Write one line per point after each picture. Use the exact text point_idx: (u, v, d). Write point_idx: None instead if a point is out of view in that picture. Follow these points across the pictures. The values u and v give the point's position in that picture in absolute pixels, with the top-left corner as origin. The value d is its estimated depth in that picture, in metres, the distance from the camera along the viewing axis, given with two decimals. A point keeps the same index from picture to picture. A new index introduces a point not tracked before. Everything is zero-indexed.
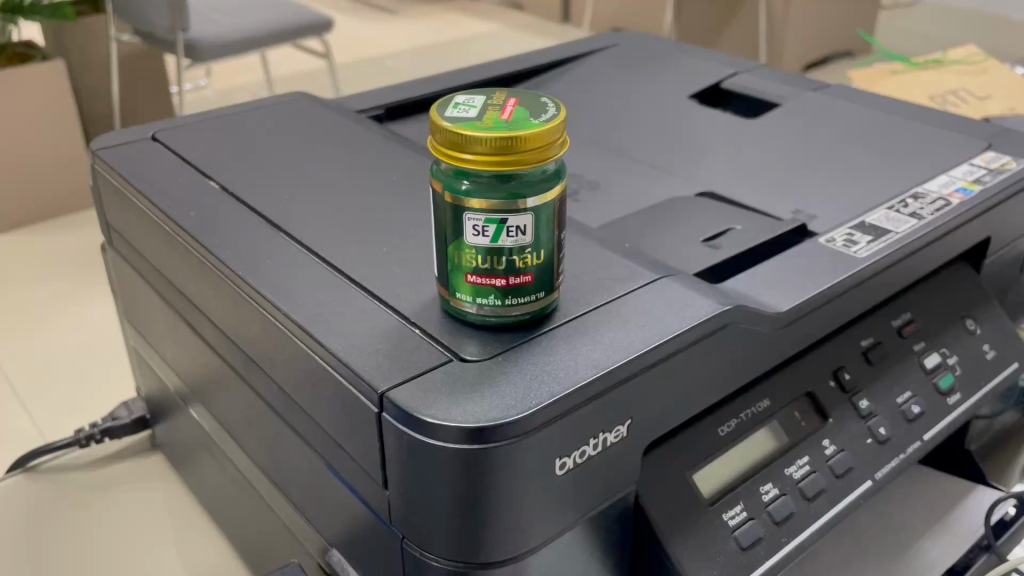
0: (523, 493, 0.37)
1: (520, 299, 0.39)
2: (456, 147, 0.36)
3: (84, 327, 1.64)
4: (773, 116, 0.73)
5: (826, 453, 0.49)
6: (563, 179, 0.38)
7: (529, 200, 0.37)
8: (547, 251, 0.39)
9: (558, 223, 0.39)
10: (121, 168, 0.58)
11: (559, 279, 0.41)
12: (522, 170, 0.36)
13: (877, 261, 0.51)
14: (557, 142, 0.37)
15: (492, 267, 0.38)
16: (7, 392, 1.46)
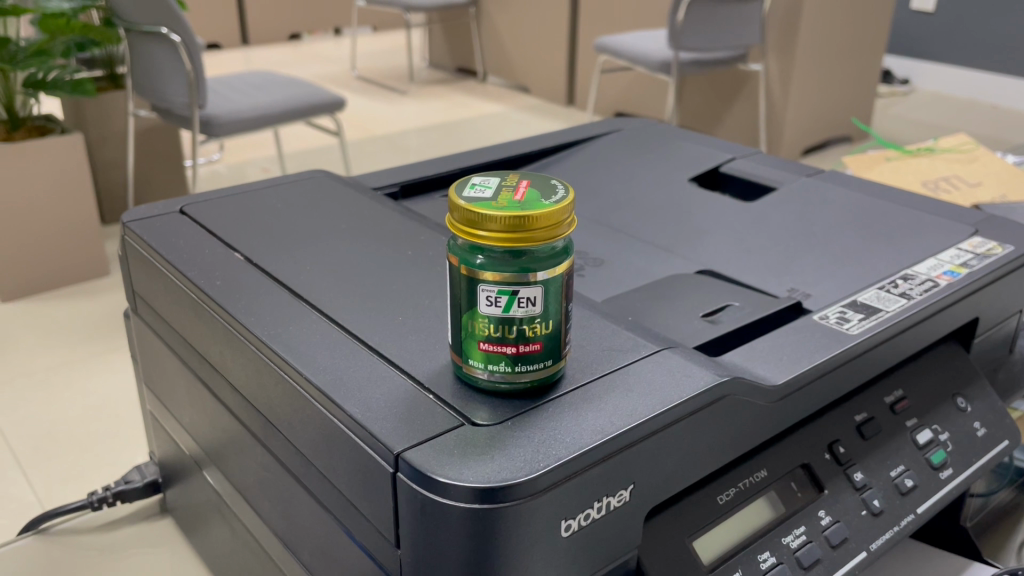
0: (528, 553, 0.39)
1: (527, 366, 0.42)
2: (471, 223, 0.39)
3: (89, 398, 1.67)
4: (770, 200, 0.76)
5: (822, 523, 0.50)
6: (571, 253, 0.41)
7: (539, 273, 0.40)
8: (555, 321, 0.41)
9: (566, 293, 0.41)
10: (150, 238, 0.61)
11: (566, 349, 0.43)
12: (533, 246, 0.39)
13: (868, 337, 0.53)
14: (564, 221, 0.40)
15: (503, 335, 0.40)
16: (10, 460, 1.48)
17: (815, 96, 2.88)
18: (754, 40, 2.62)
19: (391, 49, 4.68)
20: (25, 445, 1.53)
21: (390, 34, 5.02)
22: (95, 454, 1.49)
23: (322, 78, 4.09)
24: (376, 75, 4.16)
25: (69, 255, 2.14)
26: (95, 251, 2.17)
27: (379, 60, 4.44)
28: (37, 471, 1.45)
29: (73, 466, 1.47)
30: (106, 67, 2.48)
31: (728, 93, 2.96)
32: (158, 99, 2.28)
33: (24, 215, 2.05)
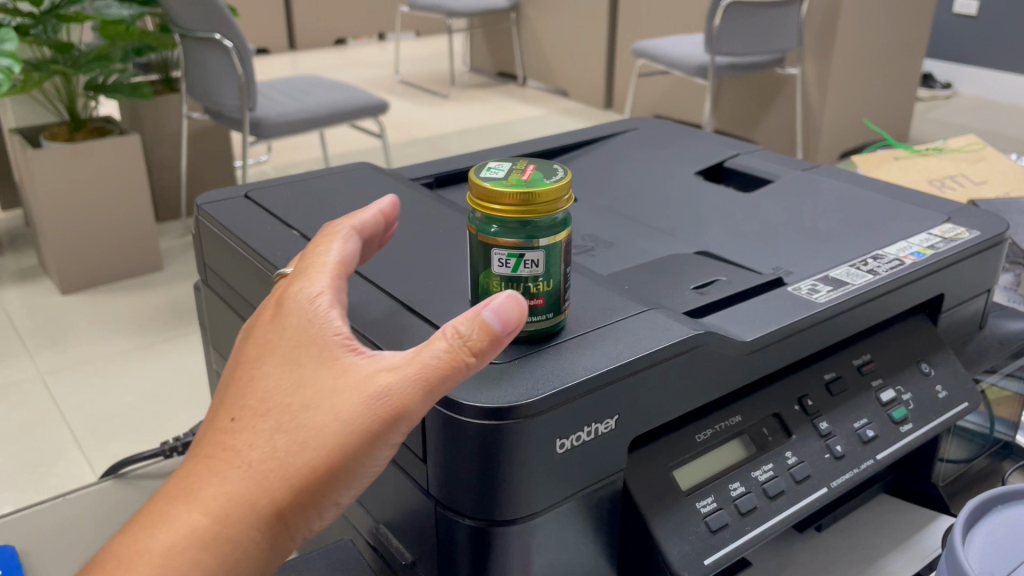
0: (529, 464, 0.49)
1: (532, 318, 0.51)
2: (486, 200, 0.49)
3: (144, 384, 1.80)
4: (766, 191, 0.85)
5: (788, 462, 0.58)
6: (569, 224, 0.50)
7: (541, 240, 0.49)
8: (555, 280, 0.50)
9: (566, 257, 0.51)
10: (221, 218, 0.72)
11: (565, 305, 0.52)
12: (536, 217, 0.49)
13: (833, 305, 0.62)
14: (564, 197, 0.49)
15: (512, 291, 0.50)
16: (70, 440, 1.62)
17: (849, 101, 2.92)
18: (790, 45, 2.68)
19: (434, 54, 4.80)
20: (85, 427, 1.65)
21: (433, 40, 5.14)
22: (153, 434, 1.62)
23: (366, 82, 4.22)
24: (419, 80, 4.28)
25: (126, 250, 2.27)
26: (150, 247, 2.31)
27: (423, 65, 4.56)
28: (99, 451, 1.58)
29: (130, 445, 1.59)
30: (162, 71, 2.63)
31: (763, 97, 3.02)
32: (212, 102, 2.41)
33: (86, 211, 2.20)
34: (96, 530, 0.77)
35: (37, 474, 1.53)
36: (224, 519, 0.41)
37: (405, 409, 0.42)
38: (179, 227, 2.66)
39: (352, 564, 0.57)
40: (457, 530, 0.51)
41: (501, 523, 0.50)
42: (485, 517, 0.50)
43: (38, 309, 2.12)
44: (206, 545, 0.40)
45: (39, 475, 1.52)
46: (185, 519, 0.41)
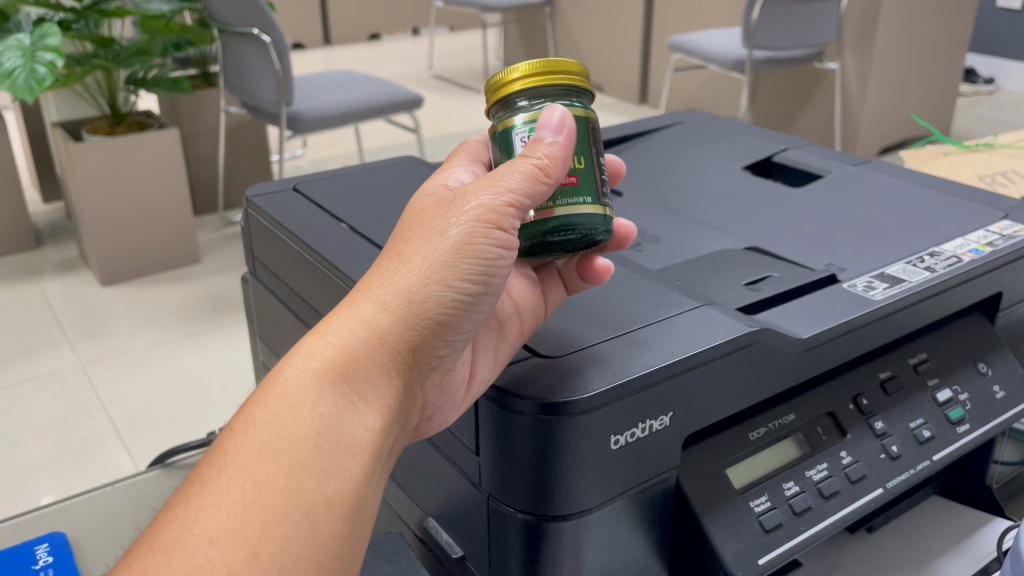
0: (584, 459, 0.49)
1: (567, 199, 0.49)
2: (503, 84, 0.50)
3: (182, 375, 1.82)
4: (817, 186, 0.83)
5: (843, 462, 0.57)
6: (591, 113, 0.51)
7: (563, 109, 0.49)
8: (584, 160, 0.50)
9: (592, 142, 0.50)
10: (272, 211, 0.72)
11: (604, 199, 0.51)
12: (554, 88, 0.49)
13: (890, 302, 0.61)
14: (579, 74, 0.50)
15: None
16: (109, 429, 1.65)
17: (890, 97, 2.87)
18: (830, 39, 2.64)
19: (467, 49, 4.80)
20: (124, 418, 1.67)
21: (467, 34, 5.15)
22: (190, 425, 1.64)
23: (401, 77, 4.23)
24: (452, 75, 4.29)
25: (163, 243, 2.30)
26: (187, 241, 2.33)
27: (457, 60, 4.57)
28: (137, 441, 1.60)
29: (168, 436, 1.61)
30: (200, 66, 2.67)
31: (802, 93, 2.98)
32: (250, 96, 2.43)
33: (125, 204, 2.23)
34: (144, 520, 0.78)
35: (77, 462, 1.55)
36: (335, 343, 0.44)
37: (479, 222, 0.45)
38: (215, 220, 2.69)
39: (402, 556, 0.58)
40: (511, 525, 0.51)
41: (555, 517, 0.50)
42: (540, 510, 0.50)
43: (78, 300, 2.16)
44: (315, 363, 0.43)
45: (79, 464, 1.54)
46: (296, 351, 0.44)
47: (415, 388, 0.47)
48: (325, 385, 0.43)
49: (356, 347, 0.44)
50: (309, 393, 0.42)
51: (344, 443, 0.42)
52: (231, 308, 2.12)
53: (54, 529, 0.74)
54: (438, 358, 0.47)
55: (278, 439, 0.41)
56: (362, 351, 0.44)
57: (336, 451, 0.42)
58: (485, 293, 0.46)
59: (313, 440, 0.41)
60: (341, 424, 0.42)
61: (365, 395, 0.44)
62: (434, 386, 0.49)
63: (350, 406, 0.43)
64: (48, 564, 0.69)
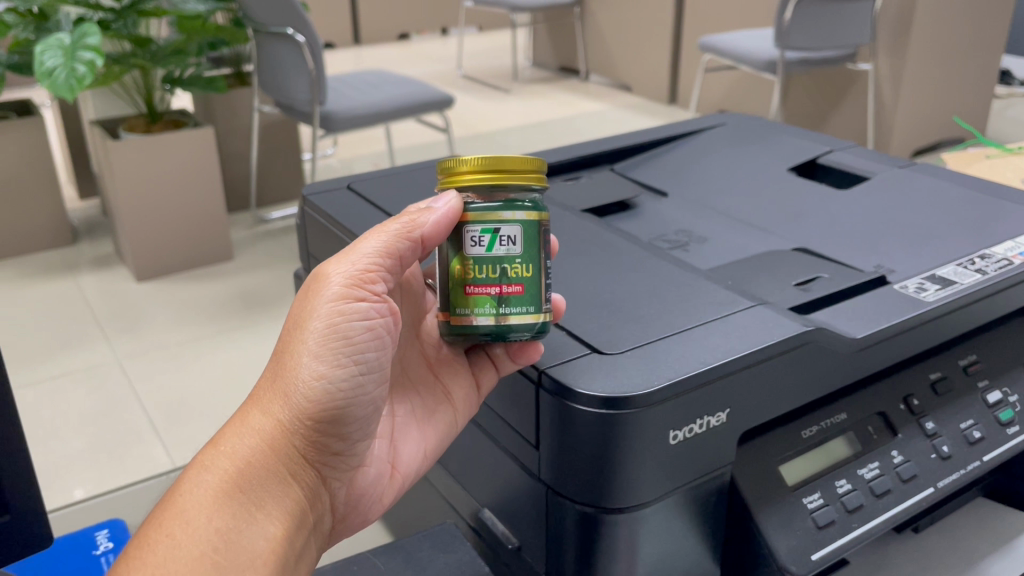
0: (644, 453, 0.50)
1: (512, 308, 0.49)
2: (455, 174, 0.50)
3: (215, 371, 1.85)
4: (863, 188, 0.84)
5: (894, 461, 0.58)
6: (544, 209, 0.50)
7: (517, 213, 0.49)
8: (532, 267, 0.49)
9: (542, 246, 0.50)
10: (329, 209, 0.74)
11: (547, 305, 0.50)
12: (510, 186, 0.49)
13: (942, 303, 0.61)
14: (537, 174, 0.50)
15: (489, 275, 0.49)
16: (145, 423, 1.68)
17: (925, 99, 2.85)
18: (864, 41, 2.63)
19: (496, 49, 4.81)
20: (159, 412, 1.71)
21: (495, 34, 5.17)
22: (223, 421, 1.67)
23: (430, 77, 4.25)
24: (481, 75, 4.30)
25: (198, 241, 2.34)
26: (221, 238, 2.37)
27: (485, 60, 4.58)
28: (173, 435, 1.63)
29: (202, 431, 1.64)
30: (234, 65, 2.70)
31: (834, 94, 2.97)
32: (284, 96, 2.46)
33: (161, 201, 2.27)
34: None
35: (115, 454, 1.59)
36: (225, 458, 0.49)
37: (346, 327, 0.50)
38: (249, 217, 2.72)
39: (458, 546, 0.60)
40: (569, 517, 0.53)
41: (611, 511, 0.51)
42: (596, 505, 0.51)
43: (115, 296, 2.20)
44: (210, 478, 0.48)
45: (116, 458, 1.57)
46: (191, 472, 0.49)
47: (314, 492, 0.52)
48: (222, 496, 0.48)
49: (247, 458, 0.50)
50: (205, 506, 0.47)
51: (244, 547, 0.47)
52: (265, 304, 2.15)
53: (112, 517, 0.77)
54: (332, 459, 0.53)
55: (177, 552, 0.45)
56: (253, 461, 0.50)
57: (237, 558, 0.46)
58: (358, 393, 0.51)
59: (213, 555, 0.45)
60: (240, 529, 0.47)
61: (262, 502, 0.49)
62: (335, 489, 0.54)
63: (249, 515, 0.48)
64: (109, 549, 0.72)
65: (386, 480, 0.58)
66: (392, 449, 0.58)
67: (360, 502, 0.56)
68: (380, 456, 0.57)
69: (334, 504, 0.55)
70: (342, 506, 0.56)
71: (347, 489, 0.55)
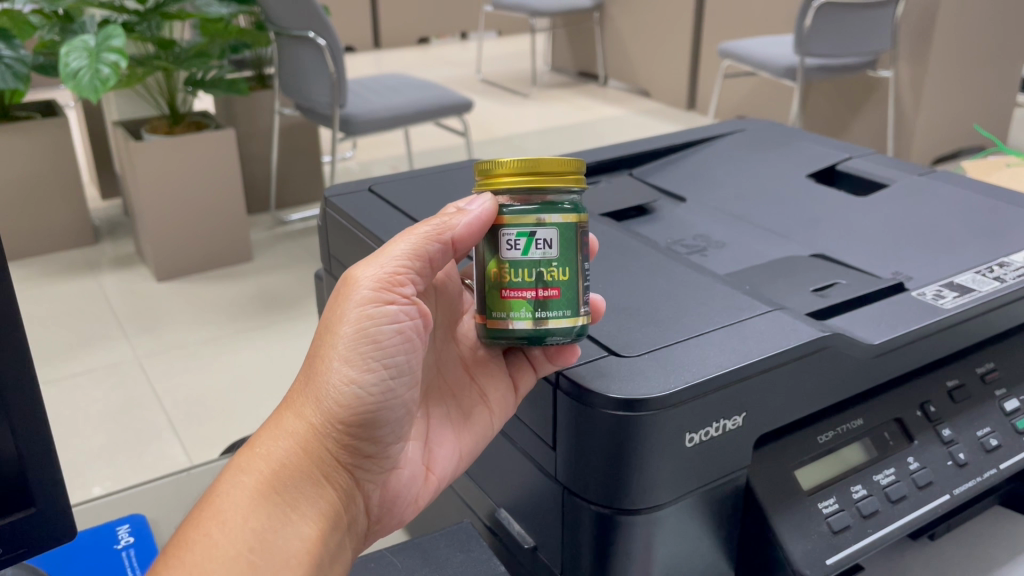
0: (661, 454, 0.50)
1: (549, 311, 0.49)
2: (493, 175, 0.50)
3: (232, 370, 1.86)
4: (883, 195, 0.84)
5: (910, 467, 0.58)
6: (582, 212, 0.50)
7: (554, 217, 0.48)
8: (569, 270, 0.49)
9: (580, 249, 0.50)
10: (350, 211, 0.76)
11: (584, 308, 0.50)
12: (549, 188, 0.49)
13: (959, 310, 0.62)
14: (577, 175, 0.50)
15: (526, 278, 0.49)
16: (163, 420, 1.70)
17: (946, 106, 2.83)
18: (885, 47, 2.62)
19: (516, 54, 4.83)
20: (177, 409, 1.73)
21: (514, 39, 5.18)
22: (239, 420, 1.68)
23: (449, 81, 4.27)
24: (500, 79, 4.31)
25: (217, 241, 2.36)
26: (240, 239, 2.39)
27: (505, 65, 4.59)
28: (189, 434, 1.65)
29: (220, 430, 1.65)
30: (256, 68, 2.73)
31: (854, 101, 2.96)
32: (304, 99, 2.48)
33: (182, 201, 2.29)
34: None
35: (132, 451, 1.60)
36: (259, 460, 0.50)
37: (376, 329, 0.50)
38: (268, 219, 2.75)
39: (475, 545, 0.60)
40: (585, 518, 0.53)
41: (627, 512, 0.52)
42: (612, 506, 0.52)
43: (135, 295, 2.22)
44: (245, 479, 0.48)
45: (134, 455, 1.59)
46: (227, 474, 0.49)
47: (349, 495, 0.52)
48: (257, 497, 0.48)
49: (281, 460, 0.50)
50: (240, 506, 0.47)
51: (278, 548, 0.47)
52: (283, 305, 2.17)
53: (133, 511, 0.78)
54: (366, 462, 0.52)
55: (212, 553, 0.45)
56: (287, 463, 0.50)
57: (270, 559, 0.46)
58: (389, 395, 0.51)
59: (246, 555, 0.45)
60: (274, 531, 0.47)
61: (297, 503, 0.49)
62: (369, 492, 0.54)
63: (283, 517, 0.48)
64: (130, 544, 0.73)
65: (421, 482, 0.57)
66: (427, 453, 0.58)
67: (395, 504, 0.56)
68: (414, 459, 0.57)
69: (368, 508, 0.54)
70: (377, 509, 0.55)
71: (382, 492, 0.55)
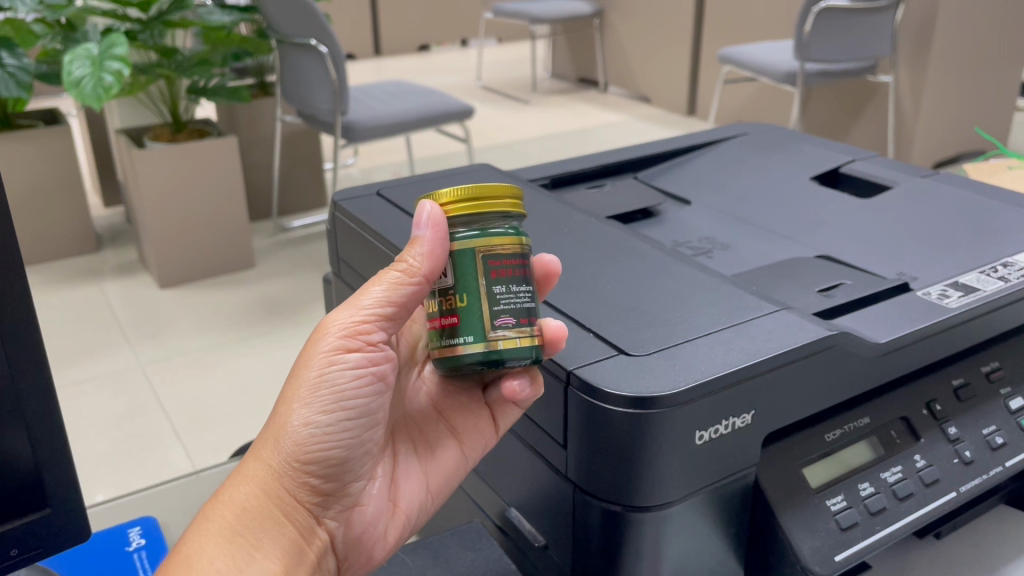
0: (670, 451, 0.51)
1: (448, 339, 0.49)
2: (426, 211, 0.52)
3: (236, 378, 1.86)
4: (885, 197, 0.85)
5: (917, 465, 0.58)
6: (505, 238, 0.49)
7: (450, 246, 0.50)
8: (468, 296, 0.49)
9: (484, 273, 0.49)
10: (359, 214, 0.76)
11: (498, 332, 0.49)
12: (490, 216, 0.50)
13: (964, 310, 0.62)
14: (512, 200, 0.50)
15: (433, 308, 0.51)
16: (168, 426, 1.70)
17: (945, 111, 2.84)
18: (885, 53, 2.62)
19: (516, 61, 4.84)
20: (182, 416, 1.73)
21: (515, 46, 5.20)
22: (244, 427, 1.68)
23: (450, 87, 4.28)
24: (501, 86, 4.33)
25: (220, 248, 2.37)
26: (243, 246, 2.40)
27: (505, 71, 4.61)
28: (194, 441, 1.65)
29: (225, 437, 1.66)
30: (258, 75, 2.74)
31: (855, 106, 2.97)
32: (306, 105, 2.49)
33: (185, 208, 2.30)
34: None
35: (136, 458, 1.61)
36: (224, 506, 0.51)
37: (332, 373, 0.50)
38: (270, 225, 2.75)
39: (484, 544, 0.61)
40: (595, 514, 0.54)
41: (636, 509, 0.52)
42: (621, 503, 0.52)
43: (138, 302, 2.23)
44: (209, 525, 0.50)
45: (139, 462, 1.59)
46: (194, 525, 0.51)
47: (313, 533, 0.53)
48: (217, 542, 0.49)
49: (242, 504, 0.51)
50: (197, 553, 0.49)
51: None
52: (286, 311, 2.17)
53: (146, 513, 0.79)
54: (327, 499, 0.53)
55: None
56: (249, 507, 0.51)
57: None
58: (346, 436, 0.52)
59: None
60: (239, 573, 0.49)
61: (260, 543, 0.50)
62: (336, 528, 0.55)
63: (247, 557, 0.50)
64: (141, 546, 0.73)
65: (388, 517, 0.57)
66: (392, 490, 0.58)
67: (363, 543, 0.56)
68: (378, 496, 0.57)
69: (335, 545, 0.55)
70: (347, 545, 0.56)
71: (347, 528, 0.55)
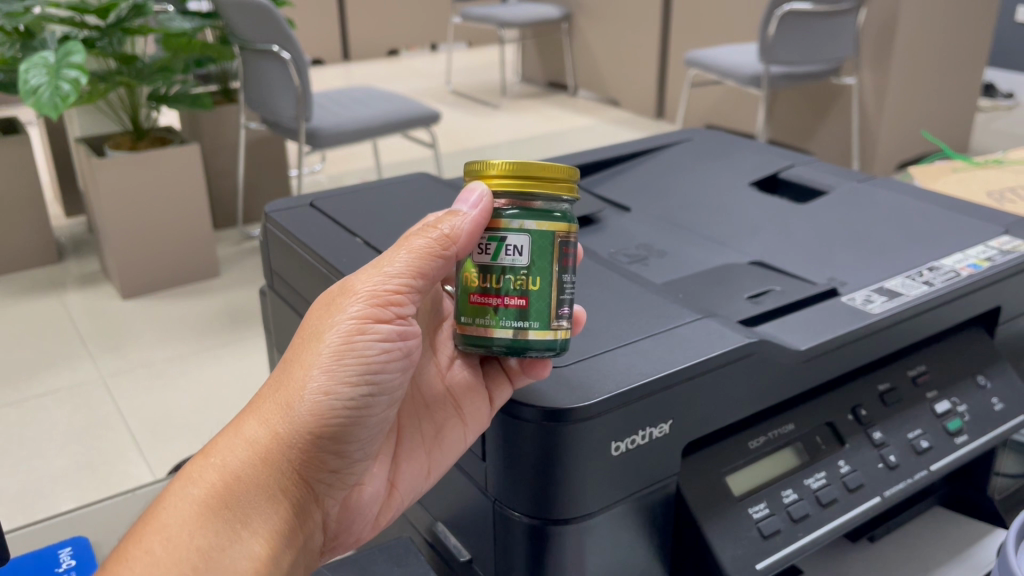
0: (586, 464, 0.51)
1: (509, 320, 0.48)
2: (484, 174, 0.49)
3: (197, 389, 1.84)
4: (821, 202, 0.85)
5: (841, 471, 0.59)
6: (571, 223, 0.49)
7: (526, 223, 0.47)
8: (541, 280, 0.48)
9: (558, 259, 0.48)
10: (291, 226, 0.76)
11: (559, 321, 0.49)
12: (539, 195, 0.47)
13: (887, 315, 0.63)
14: (570, 183, 0.48)
15: (492, 284, 0.48)
16: (129, 438, 1.68)
17: (907, 113, 2.87)
18: (848, 55, 2.65)
19: (484, 65, 4.84)
20: (144, 428, 1.71)
21: (484, 50, 5.20)
22: (205, 438, 1.66)
23: (419, 92, 4.27)
24: (470, 91, 4.32)
25: (183, 257, 2.34)
26: (206, 255, 2.37)
27: (474, 76, 4.61)
28: (155, 453, 1.62)
29: (188, 449, 1.63)
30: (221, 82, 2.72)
31: (819, 108, 2.99)
32: (270, 112, 2.47)
33: (146, 217, 2.27)
34: None
35: (97, 471, 1.58)
36: (213, 470, 0.48)
37: (359, 345, 0.49)
38: (235, 233, 2.72)
39: (412, 559, 0.60)
40: (516, 531, 0.54)
41: (558, 523, 0.52)
42: (543, 517, 0.52)
43: (98, 313, 2.19)
44: (195, 490, 0.47)
45: (99, 475, 1.57)
46: (176, 483, 0.48)
47: (307, 510, 0.51)
48: (205, 511, 0.46)
49: (236, 472, 0.48)
50: (186, 519, 0.45)
51: (225, 568, 0.45)
52: (250, 321, 2.15)
53: (78, 534, 0.78)
54: (328, 477, 0.52)
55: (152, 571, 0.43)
56: (243, 476, 0.48)
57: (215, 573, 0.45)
58: (361, 415, 0.50)
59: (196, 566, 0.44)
60: (222, 548, 0.46)
61: (254, 517, 0.48)
62: (328, 507, 0.54)
63: (234, 533, 0.47)
64: (71, 567, 0.72)
65: (384, 501, 0.57)
66: (392, 471, 0.57)
67: (353, 520, 0.56)
68: (378, 480, 0.56)
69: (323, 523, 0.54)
70: (333, 525, 0.55)
71: (341, 507, 0.55)
